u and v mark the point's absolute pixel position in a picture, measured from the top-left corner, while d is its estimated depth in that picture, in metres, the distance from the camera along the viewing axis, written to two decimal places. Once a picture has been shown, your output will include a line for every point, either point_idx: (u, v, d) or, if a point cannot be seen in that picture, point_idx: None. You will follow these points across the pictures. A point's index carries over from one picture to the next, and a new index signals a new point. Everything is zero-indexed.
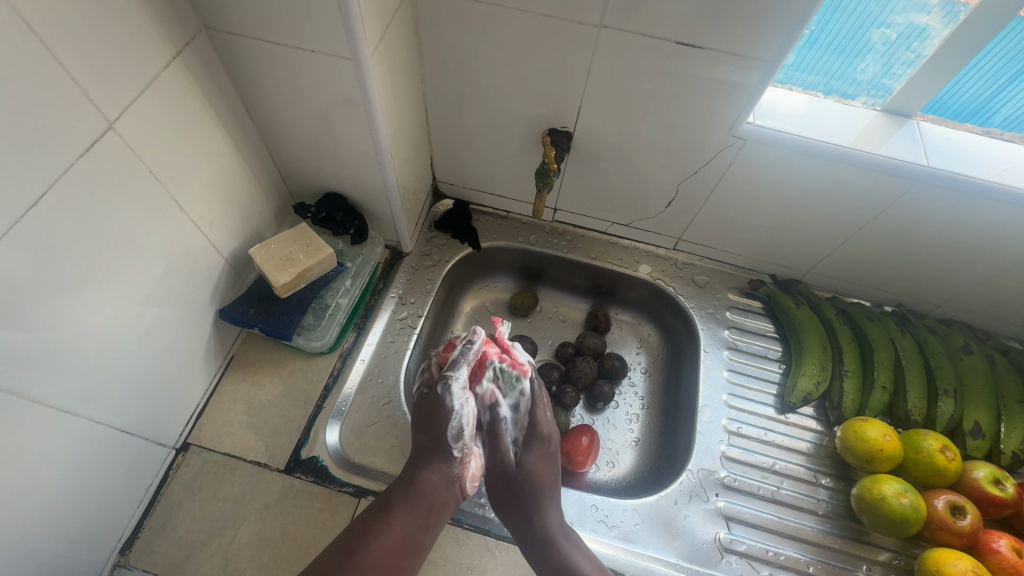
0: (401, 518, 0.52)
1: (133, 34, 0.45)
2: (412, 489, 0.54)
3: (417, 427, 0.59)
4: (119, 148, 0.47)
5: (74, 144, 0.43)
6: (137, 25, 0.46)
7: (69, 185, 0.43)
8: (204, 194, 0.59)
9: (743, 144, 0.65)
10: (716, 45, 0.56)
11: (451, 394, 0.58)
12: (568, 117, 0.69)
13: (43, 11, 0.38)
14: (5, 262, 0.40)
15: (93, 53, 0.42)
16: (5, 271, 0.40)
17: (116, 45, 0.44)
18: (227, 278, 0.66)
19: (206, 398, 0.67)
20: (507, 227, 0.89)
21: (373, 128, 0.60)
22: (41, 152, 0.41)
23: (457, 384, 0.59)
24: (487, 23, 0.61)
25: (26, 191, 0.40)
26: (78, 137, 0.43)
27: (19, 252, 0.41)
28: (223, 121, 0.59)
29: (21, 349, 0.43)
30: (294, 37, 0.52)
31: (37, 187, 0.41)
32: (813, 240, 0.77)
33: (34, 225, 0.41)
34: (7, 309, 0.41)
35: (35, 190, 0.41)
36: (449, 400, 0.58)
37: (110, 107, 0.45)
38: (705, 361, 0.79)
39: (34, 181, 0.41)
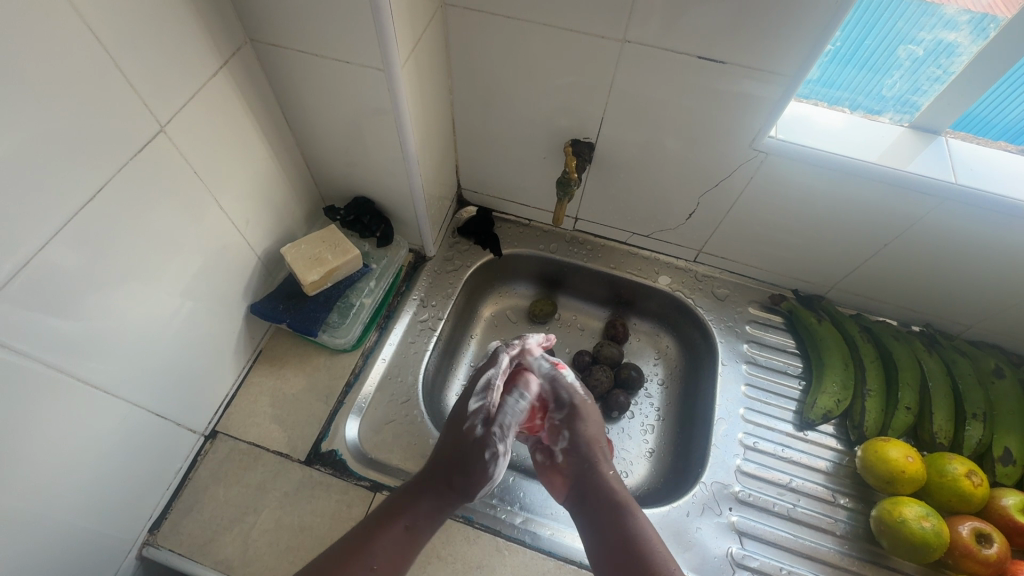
0: (418, 530, 0.54)
1: (187, 46, 0.49)
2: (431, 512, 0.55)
3: (450, 459, 0.59)
4: (168, 150, 0.51)
5: (128, 146, 0.47)
6: (192, 38, 0.50)
7: (121, 182, 0.47)
8: (242, 195, 0.62)
9: (764, 157, 0.65)
10: (737, 59, 0.57)
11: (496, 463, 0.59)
12: (591, 128, 0.71)
13: (103, 23, 0.41)
14: (60, 251, 0.43)
15: (149, 63, 0.46)
16: (61, 260, 0.44)
17: (171, 55, 0.48)
18: (259, 275, 0.69)
19: (235, 388, 0.70)
20: (528, 235, 0.90)
21: (401, 136, 0.63)
22: (98, 153, 0.44)
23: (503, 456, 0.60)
24: (515, 38, 0.63)
25: (83, 188, 0.44)
26: (132, 140, 0.47)
27: (73, 242, 0.44)
28: (263, 128, 0.63)
29: (71, 334, 0.46)
30: (331, 48, 0.55)
31: (92, 184, 0.44)
32: (837, 256, 0.76)
33: (89, 217, 0.45)
34: (62, 295, 0.45)
35: (91, 187, 0.44)
36: (491, 468, 0.59)
37: (162, 111, 0.49)
38: (722, 374, 0.78)
39: (92, 178, 0.44)
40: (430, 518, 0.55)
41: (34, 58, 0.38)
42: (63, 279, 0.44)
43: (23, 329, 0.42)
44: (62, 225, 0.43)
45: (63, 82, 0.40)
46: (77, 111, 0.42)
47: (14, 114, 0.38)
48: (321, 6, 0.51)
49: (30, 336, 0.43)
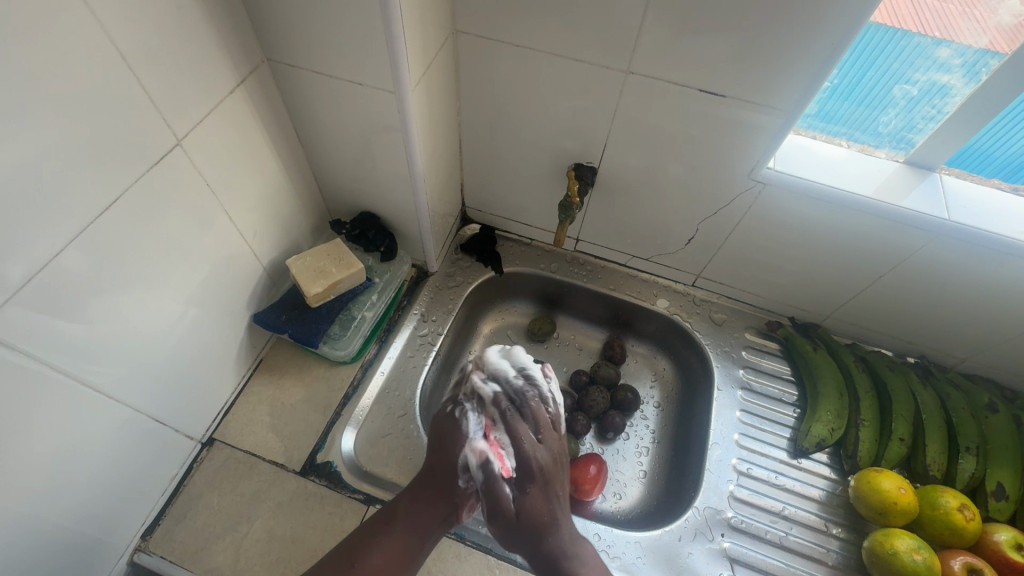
0: (401, 531, 0.56)
1: (206, 64, 0.51)
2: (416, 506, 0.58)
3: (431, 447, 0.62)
4: (183, 162, 0.52)
5: (145, 158, 0.48)
6: (212, 57, 0.51)
7: (137, 192, 0.49)
8: (251, 207, 0.64)
9: (762, 187, 0.67)
10: (737, 93, 0.59)
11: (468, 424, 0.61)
12: (594, 152, 0.73)
13: (127, 40, 0.43)
14: (74, 257, 0.45)
15: (170, 79, 0.48)
16: (74, 266, 0.45)
17: (191, 72, 0.50)
18: (264, 285, 0.70)
19: (234, 397, 0.70)
20: (530, 254, 0.92)
21: (409, 154, 0.65)
22: (116, 164, 0.46)
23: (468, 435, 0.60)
24: (523, 64, 0.65)
25: (99, 198, 0.45)
26: (150, 153, 0.48)
27: (87, 248, 0.46)
28: (275, 142, 0.65)
29: (79, 337, 0.48)
30: (345, 70, 0.57)
31: (110, 194, 0.46)
32: (834, 285, 0.77)
33: (104, 225, 0.46)
34: (71, 298, 0.46)
35: (108, 196, 0.46)
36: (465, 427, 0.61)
37: (180, 125, 0.51)
38: (718, 399, 0.78)
39: (110, 188, 0.46)
40: (413, 523, 0.57)
41: (59, 73, 0.39)
42: (76, 284, 0.46)
43: (31, 331, 0.43)
44: (80, 232, 0.45)
45: (87, 97, 0.42)
46: (100, 123, 0.44)
47: (38, 125, 0.39)
48: (338, 29, 0.53)
49: (38, 338, 0.44)
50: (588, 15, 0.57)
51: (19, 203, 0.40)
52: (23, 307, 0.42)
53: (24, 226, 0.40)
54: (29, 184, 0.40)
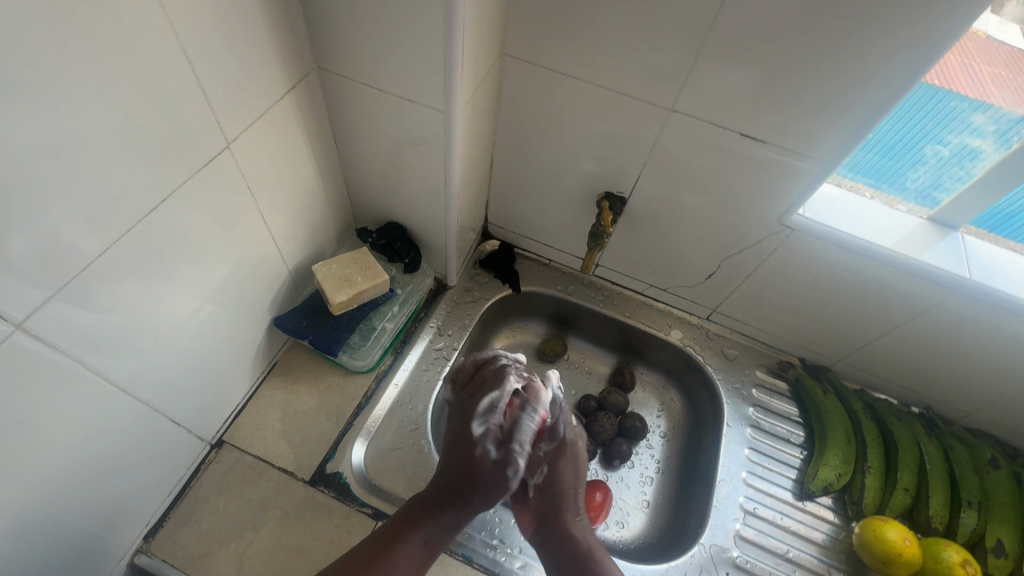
0: (437, 540, 0.56)
1: (261, 70, 0.51)
2: (450, 519, 0.57)
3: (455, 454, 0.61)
4: (227, 165, 0.52)
5: (192, 160, 0.48)
6: (267, 63, 0.51)
7: (182, 193, 0.48)
8: (284, 211, 0.63)
9: (789, 233, 0.68)
10: (777, 140, 0.59)
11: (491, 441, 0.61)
12: (626, 183, 0.73)
13: (192, 41, 0.43)
14: (117, 255, 0.44)
15: (226, 83, 0.48)
16: (114, 264, 0.45)
17: (247, 78, 0.50)
18: (286, 289, 0.70)
19: (246, 399, 0.69)
20: (547, 274, 0.92)
21: (447, 173, 0.65)
22: (165, 164, 0.45)
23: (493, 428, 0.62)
24: (568, 93, 0.65)
25: (146, 197, 0.45)
26: (197, 154, 0.48)
27: (129, 247, 0.45)
28: (314, 149, 0.64)
29: (109, 335, 0.47)
30: (395, 86, 0.57)
31: (157, 194, 0.46)
32: (848, 331, 0.79)
33: (146, 224, 0.46)
34: (106, 296, 0.45)
35: (156, 196, 0.46)
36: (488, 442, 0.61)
37: (230, 129, 0.50)
38: (727, 436, 0.79)
39: (156, 189, 0.45)
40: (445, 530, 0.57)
41: (124, 72, 0.39)
42: (113, 282, 0.45)
43: (64, 327, 0.42)
44: (123, 229, 0.44)
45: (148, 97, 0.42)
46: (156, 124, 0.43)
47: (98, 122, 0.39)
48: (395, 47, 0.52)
49: (71, 335, 0.43)
50: (640, 52, 0.58)
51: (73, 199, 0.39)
52: (65, 301, 0.42)
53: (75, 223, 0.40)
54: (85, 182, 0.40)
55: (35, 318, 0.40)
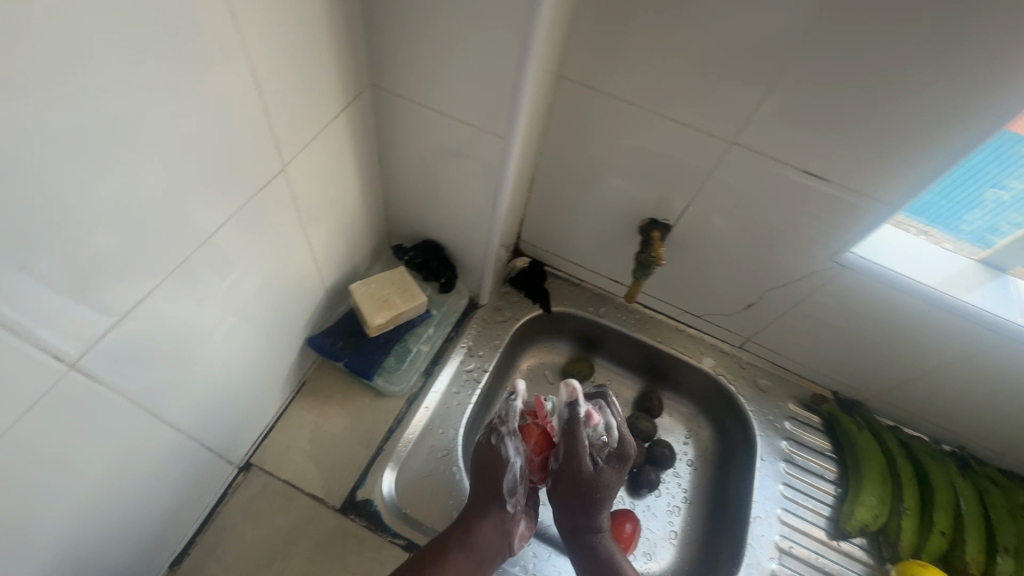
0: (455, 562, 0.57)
1: (323, 90, 0.48)
2: (469, 540, 0.59)
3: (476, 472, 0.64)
4: (282, 188, 0.49)
5: (251, 185, 0.45)
6: (328, 83, 0.49)
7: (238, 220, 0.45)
8: (326, 230, 0.61)
9: (840, 271, 0.66)
10: (842, 180, 0.58)
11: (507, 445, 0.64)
12: (673, 210, 0.71)
13: (265, 65, 0.40)
14: (174, 290, 0.42)
15: (290, 105, 0.45)
16: (170, 298, 0.42)
17: (309, 99, 0.47)
18: (321, 307, 0.67)
19: (275, 419, 0.67)
20: (578, 295, 0.90)
21: (497, 197, 0.62)
22: (228, 194, 0.43)
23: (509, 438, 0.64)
24: (626, 120, 0.63)
25: (204, 228, 0.42)
26: (256, 179, 0.45)
27: (185, 280, 0.43)
28: (360, 165, 0.62)
29: (157, 369, 0.45)
30: (455, 109, 0.54)
31: (216, 222, 0.43)
32: (888, 369, 0.77)
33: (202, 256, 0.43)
34: (158, 331, 0.43)
35: (214, 224, 0.43)
36: (506, 451, 0.64)
37: (289, 151, 0.48)
38: (760, 470, 0.78)
39: (215, 218, 0.43)
40: (466, 551, 0.58)
41: (200, 101, 0.36)
42: (167, 315, 0.43)
43: (114, 365, 0.40)
44: (181, 261, 0.42)
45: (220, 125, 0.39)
46: (224, 152, 0.41)
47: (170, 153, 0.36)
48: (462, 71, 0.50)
49: (120, 371, 0.41)
50: (710, 84, 0.56)
51: (137, 233, 0.37)
52: (119, 337, 0.39)
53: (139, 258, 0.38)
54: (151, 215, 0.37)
55: (88, 358, 0.38)
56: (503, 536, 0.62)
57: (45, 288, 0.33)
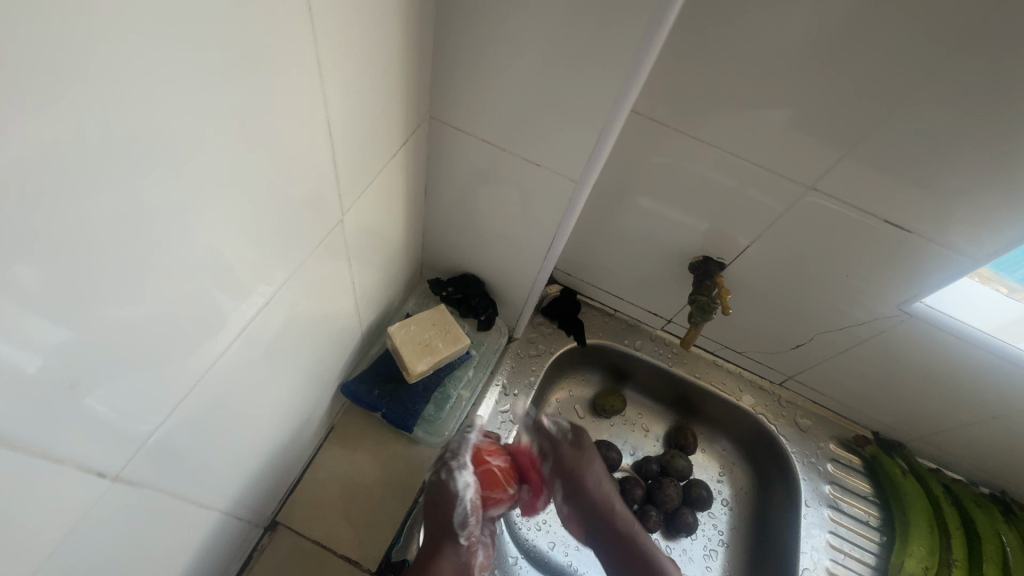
0: None
1: (386, 129, 0.42)
2: None
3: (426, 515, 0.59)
4: (334, 239, 0.44)
5: (307, 242, 0.40)
6: (391, 121, 0.43)
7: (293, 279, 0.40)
8: (366, 272, 0.55)
9: (906, 319, 0.64)
10: (925, 232, 0.55)
11: (456, 478, 0.60)
12: (729, 250, 0.67)
13: (337, 110, 0.35)
14: (224, 370, 0.37)
15: (355, 151, 0.39)
16: (219, 380, 0.37)
17: (372, 141, 0.41)
18: (355, 350, 0.62)
19: (302, 471, 0.62)
20: (613, 325, 0.87)
21: (554, 239, 0.57)
22: (285, 255, 0.37)
23: (460, 470, 0.60)
24: (693, 158, 0.59)
25: (261, 298, 0.37)
26: (314, 234, 0.40)
27: (236, 357, 0.38)
28: (405, 201, 0.56)
29: (198, 454, 0.39)
30: (523, 150, 0.49)
31: (272, 287, 0.38)
32: (938, 416, 0.75)
33: (253, 330, 0.38)
34: (204, 416, 0.37)
35: (270, 290, 0.38)
36: (454, 484, 0.59)
37: (346, 198, 0.42)
38: (806, 517, 0.76)
39: (269, 284, 0.37)
40: None
41: (268, 160, 0.31)
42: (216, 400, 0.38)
43: (157, 463, 0.35)
44: (234, 339, 0.36)
45: (285, 182, 0.33)
46: (286, 211, 0.35)
47: (233, 225, 0.30)
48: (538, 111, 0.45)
49: (164, 467, 0.36)
50: (797, 127, 0.52)
51: (190, 318, 0.31)
52: (165, 434, 0.34)
53: (191, 343, 0.32)
54: (206, 295, 0.31)
55: (133, 465, 0.32)
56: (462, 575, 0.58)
57: (95, 403, 0.27)
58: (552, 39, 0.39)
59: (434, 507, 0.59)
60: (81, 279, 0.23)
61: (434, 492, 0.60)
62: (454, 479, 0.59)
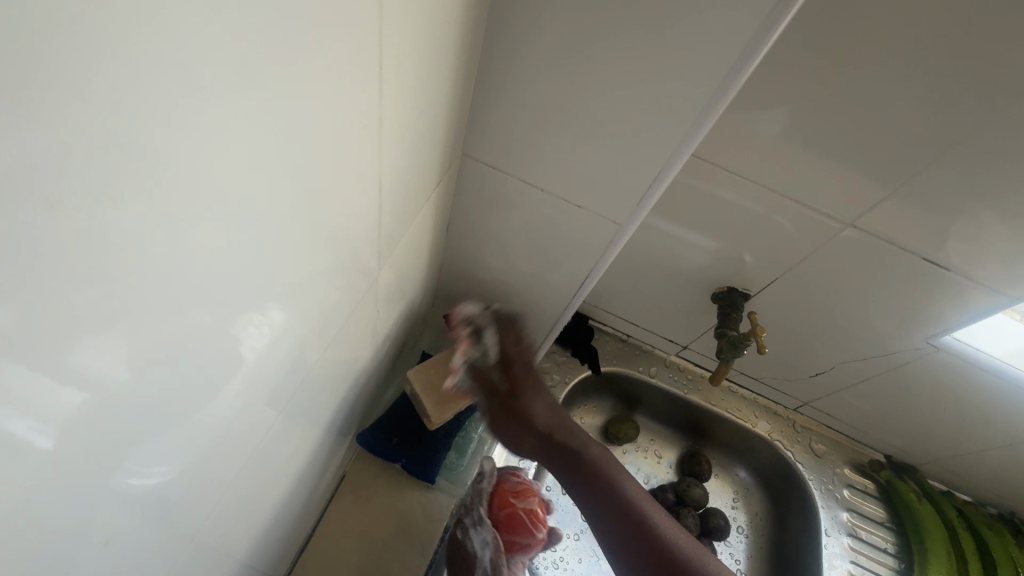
0: None
1: (426, 174, 0.39)
2: None
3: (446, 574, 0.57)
4: (365, 294, 0.40)
5: (343, 302, 0.36)
6: (432, 164, 0.40)
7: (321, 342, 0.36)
8: (388, 316, 0.51)
9: (932, 351, 0.64)
10: (956, 267, 0.55)
11: (472, 535, 0.58)
12: (754, 281, 0.66)
13: (391, 164, 0.31)
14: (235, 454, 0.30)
15: (399, 203, 0.36)
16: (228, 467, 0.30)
17: (414, 187, 0.38)
18: (371, 394, 0.58)
19: (313, 526, 0.57)
20: (626, 352, 0.84)
21: (586, 277, 0.55)
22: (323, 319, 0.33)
23: (474, 525, 0.59)
24: (730, 189, 0.57)
25: (286, 367, 0.31)
26: (350, 290, 0.36)
27: (251, 435, 0.31)
28: (431, 239, 0.53)
29: (207, 550, 0.33)
30: (565, 188, 0.46)
31: (307, 354, 0.34)
32: (953, 442, 0.75)
33: (267, 400, 0.31)
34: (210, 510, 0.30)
35: (303, 358, 0.34)
36: (471, 543, 0.58)
37: (384, 249, 0.38)
38: (826, 547, 0.76)
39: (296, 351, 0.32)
40: None
41: (321, 219, 0.25)
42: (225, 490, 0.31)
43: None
44: (248, 416, 0.29)
45: (335, 243, 0.29)
46: (330, 274, 0.31)
47: (285, 282, 0.25)
48: (594, 149, 0.42)
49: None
50: (846, 159, 0.50)
51: (203, 407, 0.23)
52: (165, 550, 0.26)
53: (217, 429, 0.26)
54: (237, 370, 0.25)
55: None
56: None
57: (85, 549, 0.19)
58: (619, 76, 0.37)
59: (454, 568, 0.57)
60: (136, 380, 0.17)
61: (452, 552, 0.58)
62: (472, 537, 0.58)
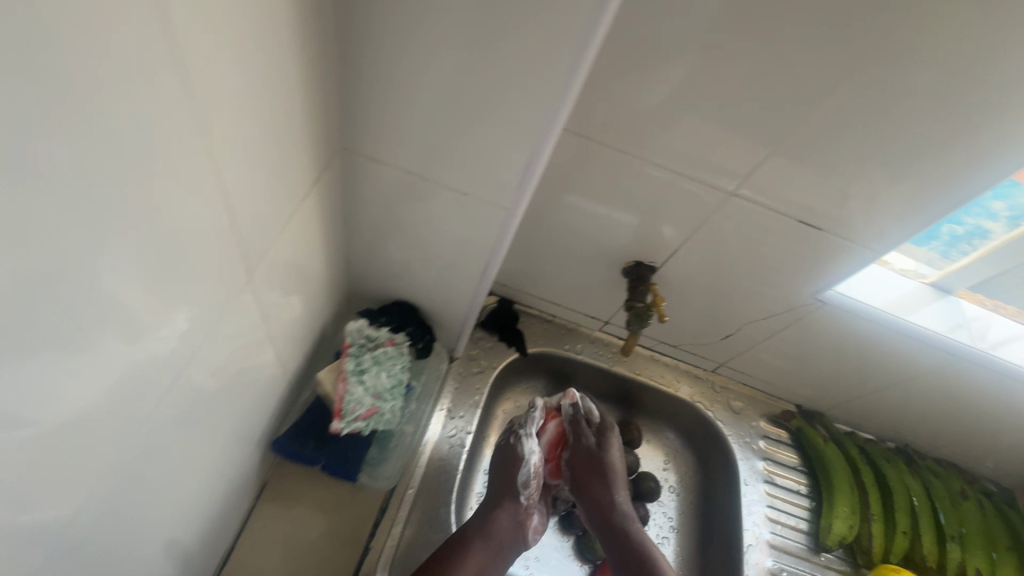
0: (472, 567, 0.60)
1: (296, 171, 0.39)
2: (487, 532, 0.62)
3: (494, 471, 0.68)
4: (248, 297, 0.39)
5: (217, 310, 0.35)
6: (302, 161, 0.39)
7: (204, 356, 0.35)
8: (289, 318, 0.51)
9: (820, 306, 0.69)
10: (830, 228, 0.59)
11: (523, 442, 0.68)
12: (658, 254, 0.69)
13: (239, 163, 0.31)
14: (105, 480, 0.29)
15: (265, 202, 0.36)
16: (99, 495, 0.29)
17: (282, 186, 0.37)
18: (284, 399, 0.57)
19: (234, 538, 0.56)
20: (552, 332, 0.86)
21: (489, 263, 0.56)
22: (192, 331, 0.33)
23: (527, 435, 0.68)
24: (621, 167, 0.59)
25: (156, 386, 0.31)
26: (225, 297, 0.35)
27: (125, 459, 0.30)
28: (328, 237, 0.52)
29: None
30: (450, 177, 0.47)
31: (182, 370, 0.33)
32: (851, 387, 0.82)
33: (142, 424, 0.31)
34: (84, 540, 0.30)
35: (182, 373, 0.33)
36: (521, 447, 0.67)
37: (259, 251, 0.38)
38: (745, 494, 0.81)
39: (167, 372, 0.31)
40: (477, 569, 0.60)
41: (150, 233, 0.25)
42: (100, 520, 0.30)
43: None
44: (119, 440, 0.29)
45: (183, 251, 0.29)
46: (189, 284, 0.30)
47: (109, 296, 0.24)
48: (468, 136, 0.43)
49: None
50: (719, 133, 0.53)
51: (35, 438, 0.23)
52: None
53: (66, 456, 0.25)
54: (77, 395, 0.24)
55: None
56: (516, 530, 0.64)
57: None
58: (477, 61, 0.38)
59: (502, 467, 0.67)
60: None
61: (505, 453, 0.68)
62: (521, 443, 0.68)
